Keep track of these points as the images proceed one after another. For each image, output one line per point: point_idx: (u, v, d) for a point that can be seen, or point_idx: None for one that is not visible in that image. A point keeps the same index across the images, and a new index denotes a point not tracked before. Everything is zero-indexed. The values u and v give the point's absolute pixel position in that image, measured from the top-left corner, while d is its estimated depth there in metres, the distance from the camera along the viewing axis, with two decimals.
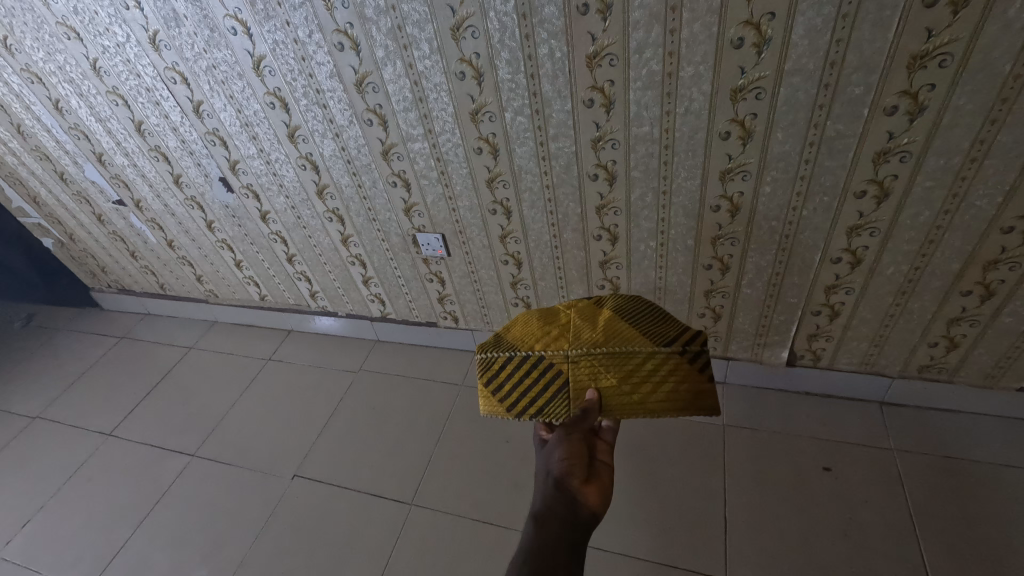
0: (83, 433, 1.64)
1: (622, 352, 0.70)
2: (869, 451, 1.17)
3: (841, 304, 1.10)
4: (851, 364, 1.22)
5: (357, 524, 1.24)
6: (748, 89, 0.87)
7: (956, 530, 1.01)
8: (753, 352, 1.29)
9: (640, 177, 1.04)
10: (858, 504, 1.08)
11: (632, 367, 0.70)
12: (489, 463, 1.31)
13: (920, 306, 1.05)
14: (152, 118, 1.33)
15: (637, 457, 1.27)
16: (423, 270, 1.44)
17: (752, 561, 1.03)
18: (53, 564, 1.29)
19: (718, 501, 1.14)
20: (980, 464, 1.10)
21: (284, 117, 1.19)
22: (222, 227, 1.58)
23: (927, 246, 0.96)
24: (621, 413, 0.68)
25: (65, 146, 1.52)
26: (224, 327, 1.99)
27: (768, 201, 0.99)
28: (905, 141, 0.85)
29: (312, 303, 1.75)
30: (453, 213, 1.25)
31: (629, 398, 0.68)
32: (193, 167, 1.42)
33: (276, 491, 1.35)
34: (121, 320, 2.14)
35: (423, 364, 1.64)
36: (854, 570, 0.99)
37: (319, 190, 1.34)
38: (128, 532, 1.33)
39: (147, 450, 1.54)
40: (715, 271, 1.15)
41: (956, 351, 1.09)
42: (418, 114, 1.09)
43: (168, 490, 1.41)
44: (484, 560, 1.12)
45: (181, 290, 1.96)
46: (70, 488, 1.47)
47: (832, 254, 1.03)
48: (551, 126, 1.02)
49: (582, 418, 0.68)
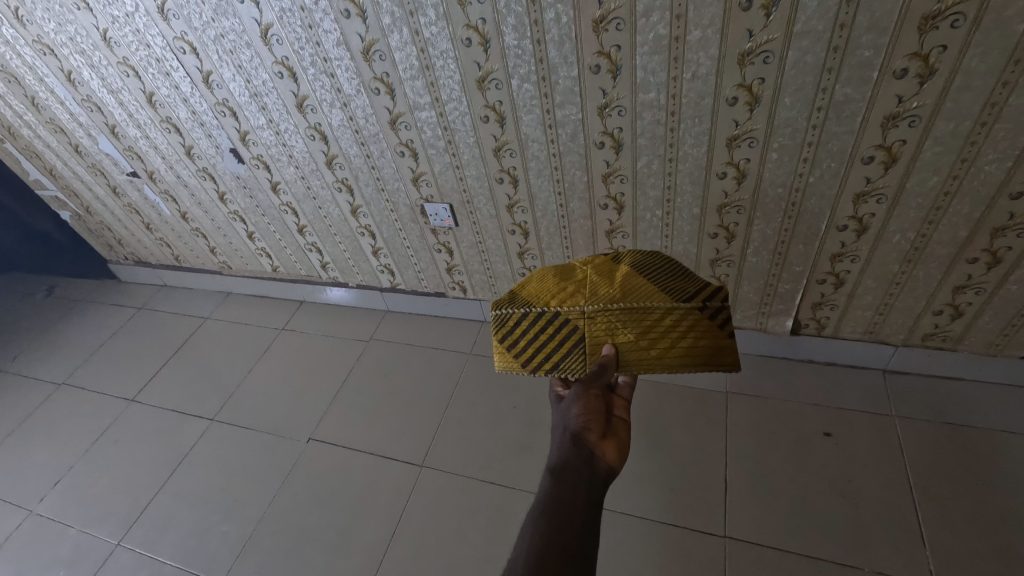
0: (108, 399, 1.71)
1: (640, 309, 0.74)
2: (870, 417, 1.19)
3: (847, 272, 1.11)
4: (856, 332, 1.23)
5: (370, 484, 1.30)
6: (756, 53, 0.86)
7: (953, 493, 1.04)
8: (758, 321, 1.31)
9: (646, 145, 1.04)
10: (857, 468, 1.11)
11: (650, 323, 0.72)
12: (498, 427, 1.35)
13: (926, 274, 1.05)
14: (163, 89, 1.34)
15: (643, 422, 1.30)
16: (432, 240, 1.46)
17: (750, 521, 1.07)
18: (85, 519, 1.36)
19: (720, 465, 1.17)
20: (980, 430, 1.12)
21: (293, 87, 1.20)
22: (234, 199, 1.60)
23: (935, 213, 0.95)
24: (638, 368, 0.71)
25: (78, 118, 1.54)
26: (238, 298, 2.03)
27: (774, 169, 0.99)
28: (915, 106, 0.84)
29: (323, 274, 1.78)
30: (460, 182, 1.26)
31: (648, 353, 0.71)
32: (204, 139, 1.43)
33: (292, 453, 1.41)
34: (139, 291, 2.19)
35: (432, 333, 1.67)
36: (850, 530, 1.02)
37: (328, 160, 1.35)
38: (154, 490, 1.40)
39: (168, 415, 1.60)
40: (721, 240, 1.15)
41: (961, 319, 1.10)
42: (425, 82, 1.09)
43: (189, 452, 1.48)
44: (493, 518, 1.17)
45: (195, 262, 2.00)
46: (97, 449, 1.54)
47: (838, 221, 1.03)
48: (557, 93, 1.02)
49: (600, 373, 0.69)
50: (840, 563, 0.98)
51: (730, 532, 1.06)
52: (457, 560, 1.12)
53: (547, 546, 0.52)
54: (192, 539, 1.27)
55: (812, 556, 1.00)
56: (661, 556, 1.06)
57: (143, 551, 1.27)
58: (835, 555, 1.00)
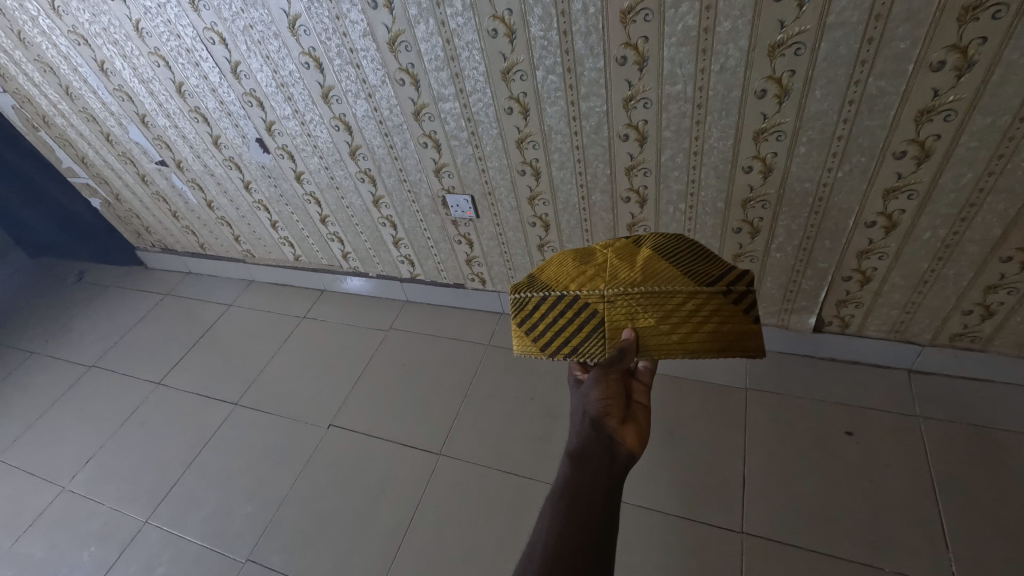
0: (135, 381, 1.76)
1: (661, 293, 0.73)
2: (894, 417, 1.18)
3: (873, 269, 1.09)
4: (881, 331, 1.21)
5: (389, 470, 1.32)
6: (788, 44, 0.85)
7: (979, 495, 1.02)
8: (780, 317, 1.29)
9: (671, 138, 1.03)
10: (879, 467, 1.10)
11: (672, 307, 0.72)
12: (515, 417, 1.36)
13: (957, 272, 1.03)
14: (192, 79, 1.37)
15: (661, 416, 1.29)
16: (452, 231, 1.47)
17: (769, 518, 1.07)
18: (115, 497, 1.41)
19: (739, 461, 1.17)
20: (1008, 432, 1.10)
21: (319, 77, 1.21)
22: (258, 188, 1.63)
23: (968, 210, 0.93)
24: (659, 352, 0.71)
25: (110, 108, 1.58)
26: (260, 286, 2.07)
27: (802, 163, 0.98)
28: (951, 99, 0.82)
29: (344, 264, 1.80)
30: (482, 173, 1.27)
31: (669, 338, 0.71)
32: (231, 129, 1.46)
33: (313, 439, 1.44)
34: (165, 278, 2.24)
35: (450, 324, 1.68)
36: (870, 529, 1.02)
37: (351, 151, 1.36)
38: (180, 471, 1.44)
39: (193, 399, 1.65)
40: (745, 235, 1.14)
41: (992, 319, 1.07)
42: (450, 73, 1.09)
43: (214, 435, 1.52)
44: (509, 508, 1.18)
45: (219, 250, 2.04)
46: (126, 430, 1.59)
47: (866, 217, 1.01)
48: (582, 85, 1.01)
49: (620, 358, 0.70)
50: (860, 562, 0.98)
51: (747, 529, 1.06)
52: (474, 547, 1.13)
53: (566, 533, 0.53)
54: (216, 519, 1.30)
55: (832, 555, 1.00)
56: (676, 549, 1.06)
57: (170, 529, 1.31)
58: (855, 555, 0.99)
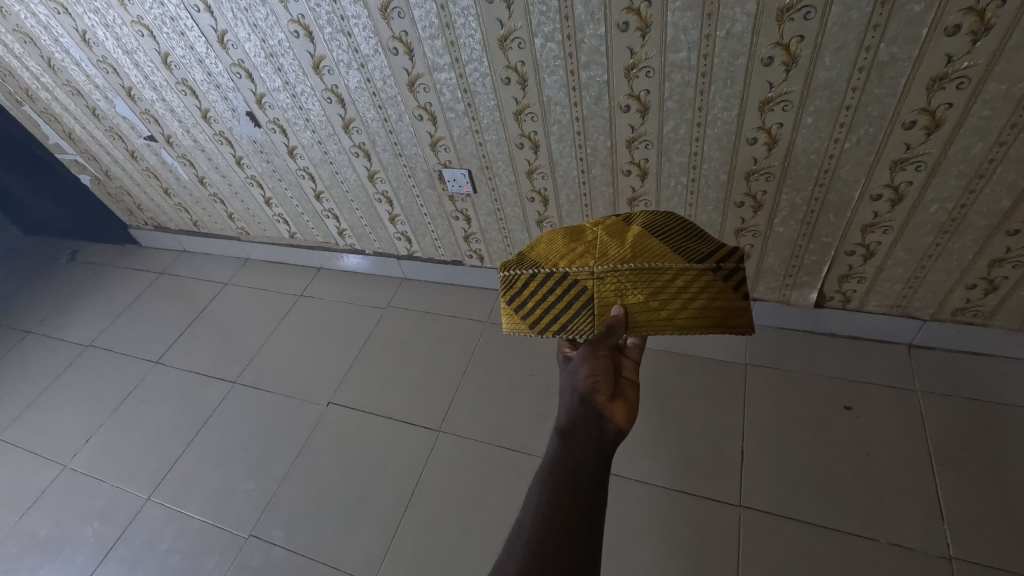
0: (133, 360, 1.75)
1: (651, 269, 0.72)
2: (892, 392, 1.18)
3: (877, 243, 1.07)
4: (882, 306, 1.20)
5: (388, 447, 1.32)
6: (796, 8, 0.81)
7: (974, 469, 1.03)
8: (780, 293, 1.28)
9: (674, 108, 1.00)
10: (876, 441, 1.10)
11: (661, 284, 0.71)
12: (514, 394, 1.36)
13: (961, 246, 1.01)
14: (178, 50, 1.32)
15: (660, 392, 1.29)
16: (449, 207, 1.44)
17: (766, 491, 1.08)
18: (116, 474, 1.42)
19: (737, 435, 1.17)
20: (1005, 406, 1.10)
21: (309, 47, 1.17)
22: (251, 163, 1.59)
23: (977, 181, 0.91)
24: (648, 328, 0.70)
25: (94, 80, 1.53)
26: (256, 263, 2.04)
27: (808, 134, 0.95)
28: (965, 66, 0.79)
29: (340, 241, 1.78)
30: (479, 147, 1.24)
31: (658, 315, 0.70)
32: (220, 102, 1.41)
33: (312, 417, 1.44)
34: (159, 256, 2.21)
35: (449, 301, 1.67)
36: (865, 501, 1.03)
37: (344, 124, 1.32)
38: (181, 448, 1.45)
39: (192, 377, 1.64)
40: (747, 209, 1.12)
41: (995, 293, 1.06)
42: (445, 41, 1.05)
43: (214, 413, 1.52)
44: (509, 483, 1.19)
45: (213, 227, 2.01)
46: (126, 408, 1.59)
47: (871, 190, 0.99)
48: (582, 53, 0.98)
49: (608, 333, 0.69)
50: (854, 534, 0.99)
51: (745, 502, 1.07)
52: (473, 522, 1.15)
53: (558, 505, 0.52)
54: (218, 496, 1.31)
55: (828, 527, 1.01)
56: (675, 523, 1.07)
57: (172, 505, 1.32)
58: (852, 527, 1.00)
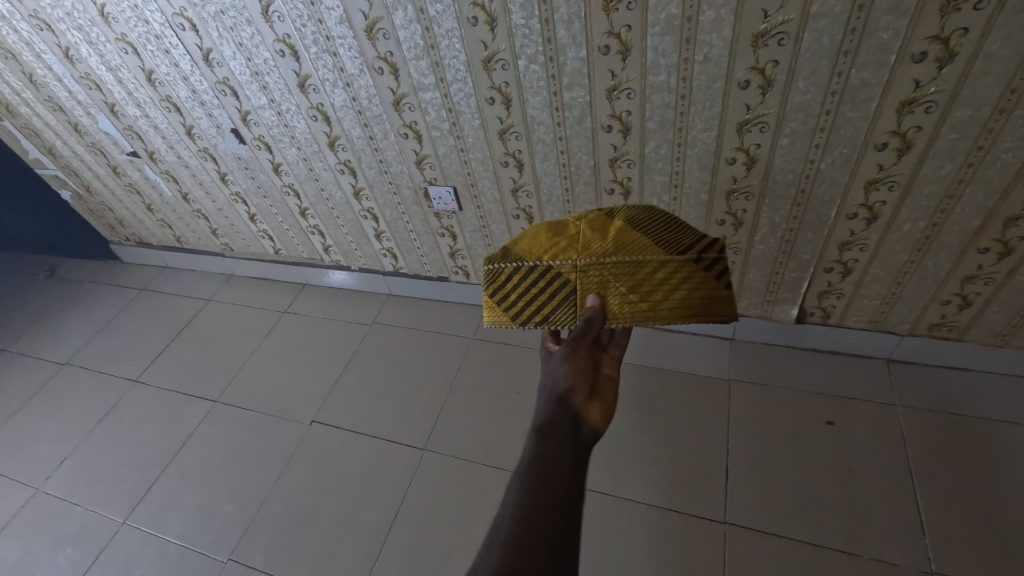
0: (111, 379, 1.71)
1: (632, 262, 0.73)
2: (873, 406, 1.19)
3: (854, 261, 1.10)
4: (861, 321, 1.22)
5: (372, 466, 1.31)
6: (771, 35, 0.84)
7: (953, 483, 1.04)
8: (762, 309, 1.30)
9: (655, 129, 1.02)
10: (858, 455, 1.12)
11: (642, 276, 0.72)
12: (500, 411, 1.35)
13: (935, 263, 1.04)
14: (162, 67, 1.32)
15: (646, 409, 1.29)
16: (435, 224, 1.45)
17: (750, 507, 1.08)
18: (91, 497, 1.38)
19: (722, 451, 1.18)
20: (982, 419, 1.12)
21: (295, 66, 1.18)
22: (235, 180, 1.58)
23: (947, 201, 0.94)
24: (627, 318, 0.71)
25: (77, 96, 1.52)
26: (239, 280, 2.02)
27: (785, 154, 0.98)
28: (932, 91, 0.82)
29: (325, 257, 1.77)
30: (464, 165, 1.24)
31: (638, 305, 0.71)
32: (204, 119, 1.41)
33: (295, 436, 1.42)
34: (140, 272, 2.18)
35: (435, 318, 1.66)
36: (849, 516, 1.03)
37: (330, 142, 1.33)
38: (159, 470, 1.41)
39: (172, 396, 1.61)
40: (728, 227, 1.14)
41: (969, 309, 1.09)
42: (429, 62, 1.07)
43: (193, 433, 1.49)
44: (495, 502, 1.18)
45: (196, 244, 1.99)
46: (102, 428, 1.55)
47: (847, 210, 1.02)
48: (565, 75, 0.99)
49: (586, 329, 0.69)
50: (839, 550, 0.99)
51: (730, 519, 1.07)
52: (458, 542, 1.13)
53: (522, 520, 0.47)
54: (196, 519, 1.28)
55: (813, 543, 1.01)
56: (660, 541, 1.06)
57: (149, 529, 1.28)
58: (837, 542, 1.00)
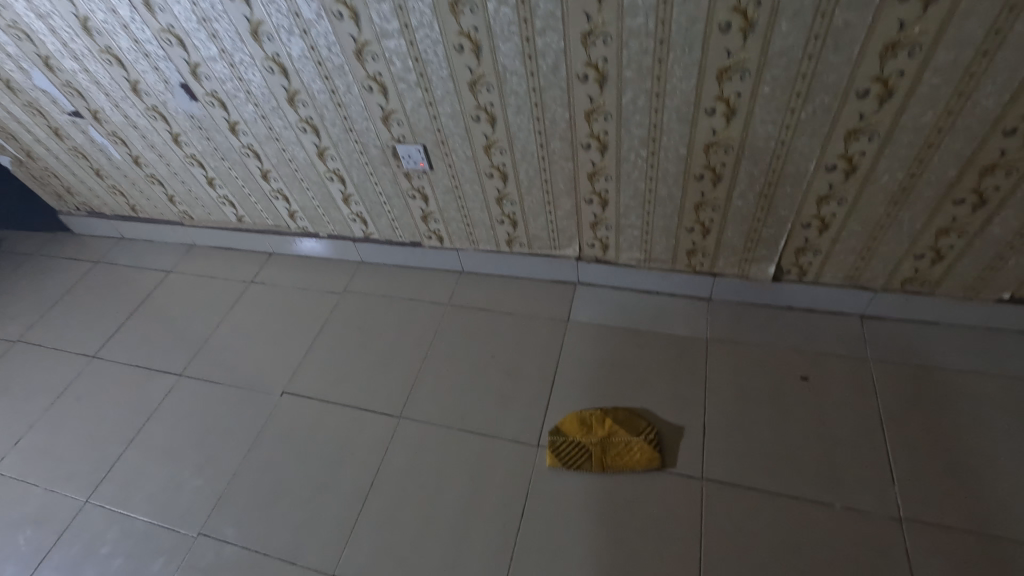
0: (67, 356, 1.63)
1: None
2: (847, 361, 1.20)
3: (832, 216, 1.09)
4: (836, 278, 1.22)
5: (346, 436, 1.27)
6: None
7: (922, 433, 1.06)
8: (740, 268, 1.28)
9: (632, 78, 0.98)
10: (832, 410, 1.13)
11: None
12: (476, 377, 1.33)
13: (911, 216, 1.04)
14: (99, 14, 1.21)
15: (623, 370, 1.28)
16: (405, 185, 1.38)
17: (726, 462, 1.08)
18: (49, 478, 1.32)
19: (699, 409, 1.18)
20: (949, 371, 1.15)
21: (245, 10, 1.09)
22: (189, 141, 1.48)
23: (926, 150, 0.93)
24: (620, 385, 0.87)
25: (6, 49, 1.38)
26: (202, 250, 1.92)
27: (765, 104, 0.95)
28: (917, 32, 0.79)
29: (291, 224, 1.69)
30: (433, 120, 1.18)
31: None
32: (150, 73, 1.30)
33: (265, 408, 1.37)
34: (94, 244, 2.05)
35: (409, 284, 1.61)
36: (825, 469, 1.05)
37: (289, 97, 1.24)
38: (122, 448, 1.35)
39: (132, 371, 1.54)
40: (707, 182, 1.11)
41: (942, 262, 1.10)
42: (392, 5, 0.99)
43: (157, 409, 1.43)
44: (472, 468, 1.16)
45: (153, 212, 1.88)
46: (59, 406, 1.48)
47: (827, 161, 1.00)
48: (537, 18, 0.94)
49: None
50: (813, 501, 1.01)
51: (706, 474, 1.08)
52: (435, 509, 1.11)
53: None
54: (163, 495, 1.24)
55: (786, 494, 1.02)
56: (638, 500, 1.06)
57: (114, 507, 1.24)
58: (810, 493, 1.02)
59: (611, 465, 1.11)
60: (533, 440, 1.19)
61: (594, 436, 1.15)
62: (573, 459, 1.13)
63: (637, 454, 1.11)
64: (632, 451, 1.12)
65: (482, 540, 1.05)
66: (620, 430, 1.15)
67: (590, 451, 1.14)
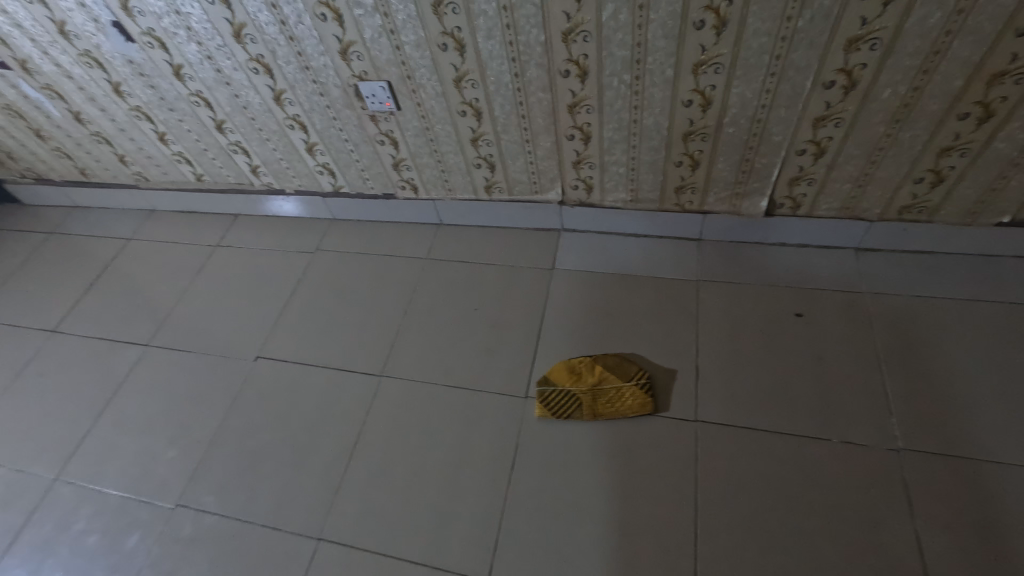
0: (25, 331, 1.53)
1: None
2: (842, 294, 1.16)
3: (829, 139, 1.02)
4: (831, 209, 1.16)
5: (325, 398, 1.21)
6: None
7: (918, 363, 1.04)
8: (731, 204, 1.21)
9: None
10: (828, 345, 1.09)
11: None
12: (459, 331, 1.27)
13: (912, 135, 0.97)
14: None
15: (612, 316, 1.22)
16: (372, 130, 1.28)
17: (721, 403, 1.05)
18: (12, 457, 1.25)
19: (691, 351, 1.14)
20: (946, 300, 1.11)
21: None
22: (132, 90, 1.35)
23: (931, 59, 0.86)
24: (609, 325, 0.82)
25: None
26: (162, 215, 1.81)
27: (759, 12, 0.86)
28: None
29: (255, 181, 1.58)
30: (396, 52, 1.08)
31: None
32: (77, 10, 1.17)
33: (239, 373, 1.30)
34: (46, 213, 1.92)
35: (385, 239, 1.53)
36: (821, 405, 1.01)
37: (235, 31, 1.12)
38: (89, 422, 1.28)
39: (95, 343, 1.45)
40: (696, 108, 1.03)
41: (942, 186, 1.04)
42: None
43: (124, 381, 1.35)
44: (459, 422, 1.12)
45: (105, 175, 1.75)
46: (19, 384, 1.39)
47: (824, 77, 0.92)
48: None
49: None
50: (811, 437, 0.98)
51: (701, 416, 1.04)
52: (422, 466, 1.07)
53: None
54: (136, 467, 1.18)
55: (783, 431, 1.00)
56: (631, 445, 1.03)
57: (84, 483, 1.18)
58: (806, 429, 0.99)
59: (602, 413, 1.07)
60: (520, 392, 1.14)
61: (584, 384, 1.11)
62: (563, 409, 1.09)
63: (627, 400, 1.07)
64: (623, 398, 1.08)
65: (472, 494, 1.02)
66: (611, 377, 1.11)
67: (580, 399, 1.09)
